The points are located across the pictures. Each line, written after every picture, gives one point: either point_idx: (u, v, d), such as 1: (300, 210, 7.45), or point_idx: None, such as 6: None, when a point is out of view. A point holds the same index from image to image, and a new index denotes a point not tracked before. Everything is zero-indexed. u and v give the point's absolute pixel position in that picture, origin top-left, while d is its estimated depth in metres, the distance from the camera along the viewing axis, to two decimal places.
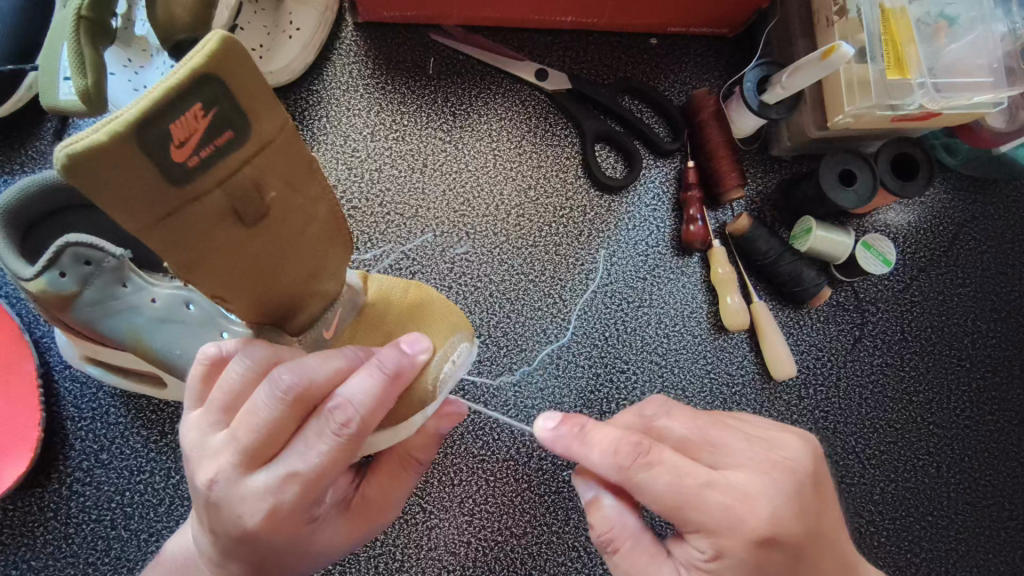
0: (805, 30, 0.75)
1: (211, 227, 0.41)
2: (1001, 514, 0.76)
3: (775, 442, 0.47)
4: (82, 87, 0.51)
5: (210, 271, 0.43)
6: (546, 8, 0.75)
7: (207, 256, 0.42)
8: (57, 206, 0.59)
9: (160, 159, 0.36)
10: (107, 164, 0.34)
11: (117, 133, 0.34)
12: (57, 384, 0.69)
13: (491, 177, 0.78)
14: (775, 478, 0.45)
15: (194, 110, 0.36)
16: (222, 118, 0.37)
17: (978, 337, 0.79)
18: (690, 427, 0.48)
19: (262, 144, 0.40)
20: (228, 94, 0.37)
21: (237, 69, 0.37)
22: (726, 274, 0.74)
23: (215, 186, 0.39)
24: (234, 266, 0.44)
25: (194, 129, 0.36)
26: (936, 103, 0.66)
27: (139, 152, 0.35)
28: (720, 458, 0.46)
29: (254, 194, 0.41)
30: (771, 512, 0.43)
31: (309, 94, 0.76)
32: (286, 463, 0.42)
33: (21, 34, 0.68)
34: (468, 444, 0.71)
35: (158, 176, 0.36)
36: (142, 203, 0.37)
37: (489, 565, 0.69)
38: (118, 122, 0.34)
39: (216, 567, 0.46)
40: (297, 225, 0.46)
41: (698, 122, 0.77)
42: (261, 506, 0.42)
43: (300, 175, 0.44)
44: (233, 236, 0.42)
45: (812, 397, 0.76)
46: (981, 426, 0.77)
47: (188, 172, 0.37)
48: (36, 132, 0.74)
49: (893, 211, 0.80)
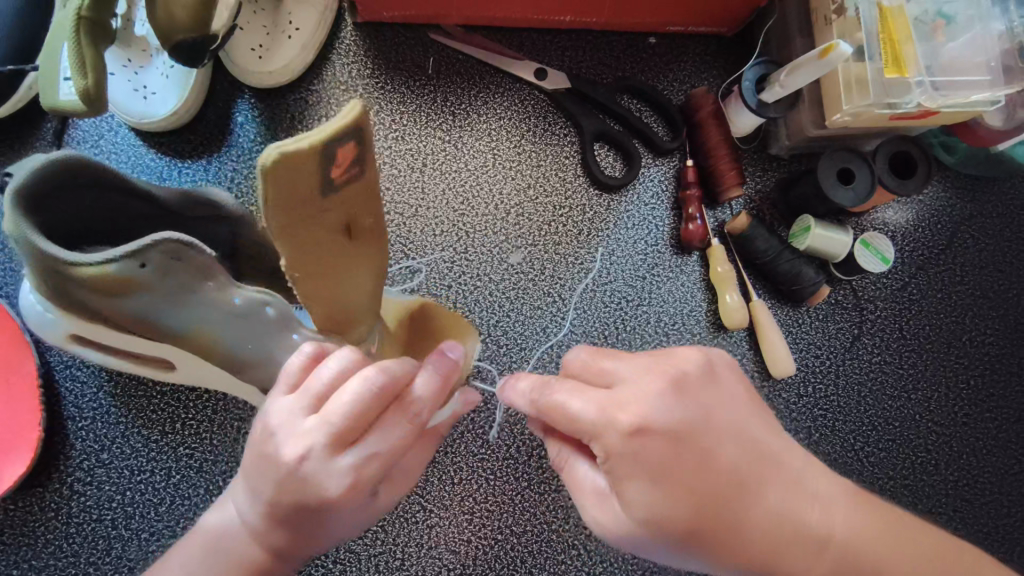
0: (803, 29, 0.75)
1: (322, 232, 0.45)
2: (999, 511, 0.76)
3: (664, 354, 0.46)
4: (83, 87, 0.52)
5: (306, 266, 0.47)
6: (545, 8, 0.76)
7: (310, 254, 0.46)
8: (59, 187, 0.54)
9: (321, 176, 0.40)
10: (291, 168, 0.38)
11: (310, 147, 0.37)
12: (57, 384, 0.69)
13: (491, 176, 0.78)
14: (653, 381, 0.44)
15: (354, 143, 0.39)
16: (367, 152, 0.41)
17: (976, 335, 0.79)
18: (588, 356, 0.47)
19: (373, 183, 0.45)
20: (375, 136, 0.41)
21: None
22: (725, 271, 0.75)
23: (339, 203, 0.44)
24: (326, 266, 0.48)
25: (349, 157, 0.40)
26: (934, 100, 0.67)
27: (311, 167, 0.38)
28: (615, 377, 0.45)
29: (360, 211, 0.46)
30: (640, 405, 0.43)
31: (309, 94, 0.77)
32: (371, 444, 0.44)
33: (22, 34, 0.68)
34: (469, 443, 0.71)
35: (312, 187, 0.40)
36: (294, 202, 0.41)
37: (489, 564, 0.70)
38: (314, 139, 0.37)
39: (264, 530, 0.48)
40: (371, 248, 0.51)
41: (698, 121, 0.77)
42: (347, 483, 0.43)
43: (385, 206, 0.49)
44: (334, 244, 0.47)
45: (811, 394, 0.77)
46: (979, 424, 0.78)
47: (333, 187, 0.42)
48: (36, 132, 0.73)
49: (892, 209, 0.81)
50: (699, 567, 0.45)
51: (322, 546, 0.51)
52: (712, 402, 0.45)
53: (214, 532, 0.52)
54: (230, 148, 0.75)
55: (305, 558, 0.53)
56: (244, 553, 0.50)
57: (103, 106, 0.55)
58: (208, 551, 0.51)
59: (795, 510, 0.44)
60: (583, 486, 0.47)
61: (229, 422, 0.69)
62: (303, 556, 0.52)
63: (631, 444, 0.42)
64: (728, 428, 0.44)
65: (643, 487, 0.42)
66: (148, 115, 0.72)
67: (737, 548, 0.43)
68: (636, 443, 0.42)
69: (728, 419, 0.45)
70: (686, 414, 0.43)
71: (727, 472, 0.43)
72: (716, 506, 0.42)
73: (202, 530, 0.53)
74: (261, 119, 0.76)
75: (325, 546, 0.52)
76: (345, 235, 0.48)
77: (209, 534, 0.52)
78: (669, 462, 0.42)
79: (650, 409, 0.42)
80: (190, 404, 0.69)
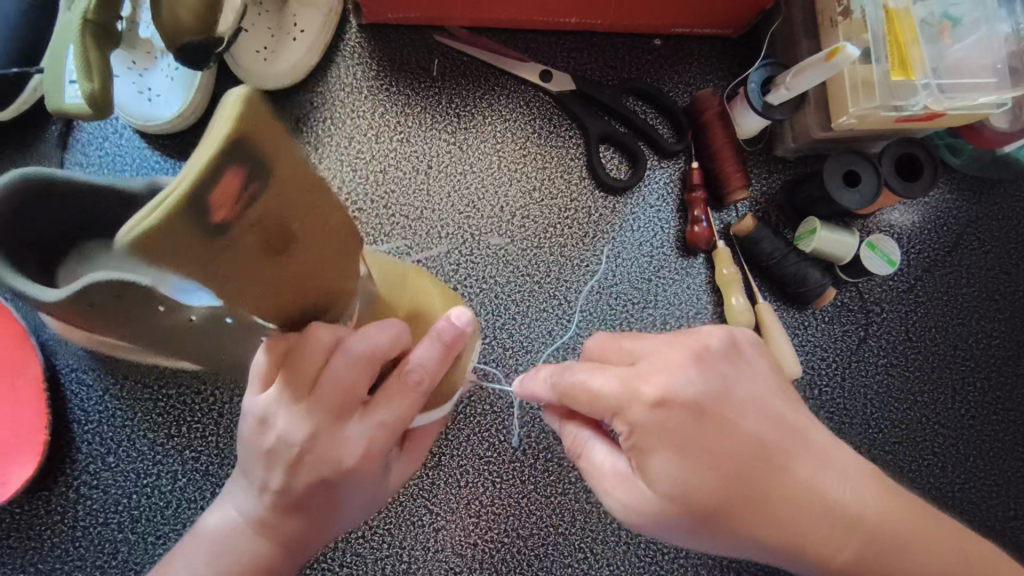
0: (809, 31, 0.75)
1: (251, 255, 0.37)
2: (1005, 513, 0.76)
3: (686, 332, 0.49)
4: (89, 91, 0.52)
5: (252, 291, 0.39)
6: (550, 10, 0.75)
7: (233, 280, 0.37)
8: (27, 196, 0.53)
9: (204, 224, 0.32)
10: (164, 240, 0.31)
11: (170, 211, 0.30)
12: (63, 387, 0.69)
13: (496, 178, 0.78)
14: (673, 354, 0.47)
15: (240, 172, 0.32)
16: (258, 173, 0.33)
17: (982, 338, 0.79)
18: (605, 338, 0.51)
19: (286, 175, 0.36)
20: (256, 152, 0.32)
21: (261, 126, 0.32)
22: (731, 273, 0.75)
23: (250, 227, 0.36)
24: (278, 281, 0.41)
25: (235, 191, 0.33)
26: (940, 103, 0.67)
27: (180, 238, 0.31)
28: (634, 354, 0.48)
29: (278, 221, 0.37)
30: (662, 377, 0.45)
31: (313, 96, 0.76)
32: (375, 415, 0.49)
33: (27, 37, 0.68)
34: (475, 445, 0.71)
35: (204, 239, 0.33)
36: (181, 260, 0.33)
37: (496, 566, 0.70)
38: (173, 195, 0.30)
39: (280, 517, 0.52)
40: (325, 236, 0.42)
41: (703, 123, 0.77)
42: (358, 451, 0.49)
43: (306, 189, 0.38)
44: (282, 259, 0.40)
45: (817, 397, 0.76)
46: (986, 426, 0.77)
47: (229, 224, 0.34)
48: (41, 135, 0.73)
49: (898, 211, 0.80)
50: (714, 547, 0.47)
51: (333, 530, 0.55)
52: (737, 378, 0.47)
53: (219, 531, 0.53)
54: None
55: (316, 546, 0.56)
56: (250, 549, 0.52)
57: (110, 109, 0.55)
58: (216, 551, 0.53)
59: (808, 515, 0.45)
60: (601, 469, 0.48)
61: (235, 425, 0.69)
62: (315, 544, 0.55)
63: (653, 416, 0.45)
64: (752, 401, 0.47)
65: (666, 460, 0.44)
66: (153, 117, 0.72)
67: (762, 513, 0.44)
68: (659, 415, 0.45)
69: (747, 392, 0.47)
70: (711, 386, 0.46)
71: (750, 443, 0.45)
72: (748, 466, 0.44)
73: (206, 531, 0.54)
74: None
75: (336, 530, 0.55)
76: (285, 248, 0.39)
77: (212, 535, 0.53)
78: (689, 432, 0.44)
79: (677, 382, 0.45)
80: (196, 407, 0.69)
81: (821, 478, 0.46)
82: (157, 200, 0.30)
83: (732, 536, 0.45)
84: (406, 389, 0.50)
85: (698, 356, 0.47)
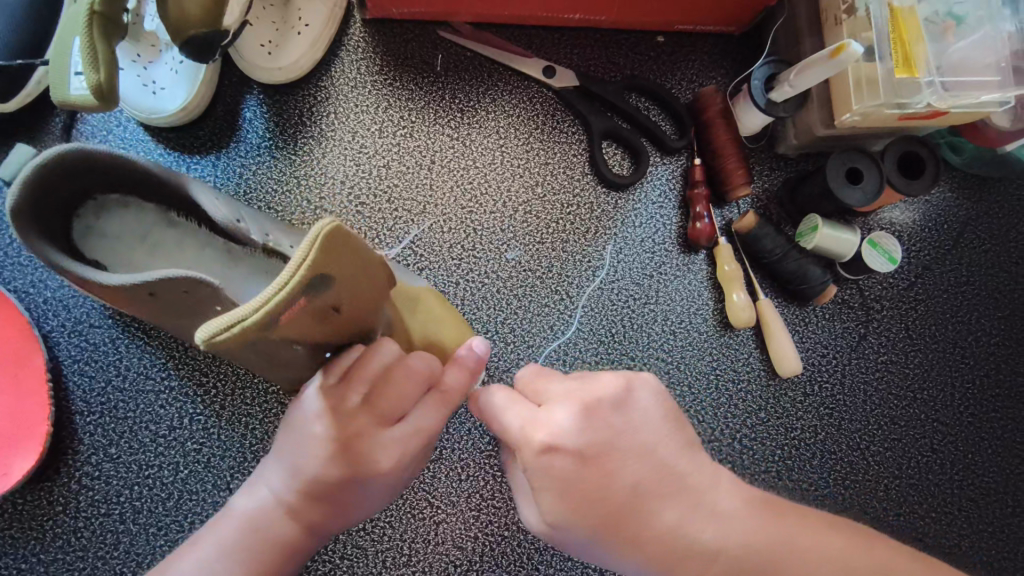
0: (813, 27, 0.75)
1: (305, 323, 0.45)
2: (1003, 510, 0.76)
3: (587, 380, 0.49)
4: (95, 82, 0.53)
5: (298, 342, 0.47)
6: (555, 7, 0.75)
7: (284, 341, 0.45)
8: (73, 172, 0.54)
9: (269, 329, 0.41)
10: (238, 342, 0.40)
11: (246, 328, 0.39)
12: (66, 378, 0.69)
13: (498, 173, 0.78)
14: (569, 402, 0.47)
15: (301, 293, 0.41)
16: (317, 283, 0.42)
17: (981, 335, 0.79)
18: (531, 374, 0.52)
19: (340, 271, 0.44)
20: (317, 274, 0.41)
21: (327, 249, 0.41)
22: (732, 270, 0.75)
23: (307, 312, 0.43)
24: (320, 333, 0.48)
25: (295, 304, 0.41)
26: (944, 100, 0.67)
27: (256, 335, 0.40)
28: (543, 398, 0.49)
29: (327, 299, 0.45)
30: (550, 425, 0.46)
31: (317, 90, 0.77)
32: (413, 422, 0.53)
33: (32, 28, 0.68)
34: (476, 440, 0.72)
35: (266, 336, 0.41)
36: (247, 343, 0.41)
37: (496, 560, 0.70)
38: (247, 321, 0.39)
39: (304, 507, 0.52)
40: (362, 295, 0.49)
41: (705, 120, 0.77)
42: (394, 454, 0.52)
43: (354, 270, 0.46)
44: (327, 321, 0.47)
45: (817, 393, 0.77)
46: (984, 423, 0.78)
47: (288, 321, 0.42)
48: (45, 126, 0.73)
49: (899, 209, 0.80)
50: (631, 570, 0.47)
51: (343, 523, 0.55)
52: (627, 428, 0.47)
53: (245, 513, 0.53)
54: (237, 145, 0.75)
55: (323, 539, 0.56)
56: (275, 533, 0.52)
57: (116, 101, 0.55)
58: (241, 531, 0.52)
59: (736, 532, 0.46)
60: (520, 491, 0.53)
61: (237, 417, 0.69)
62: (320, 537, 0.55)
63: (540, 460, 0.46)
64: (634, 450, 0.46)
65: (549, 498, 0.46)
66: (157, 110, 0.72)
67: (635, 548, 0.45)
68: (545, 459, 0.46)
69: (645, 438, 0.47)
70: (590, 437, 0.46)
71: (629, 485, 0.46)
72: (617, 510, 0.45)
73: (233, 514, 0.54)
74: (269, 115, 0.76)
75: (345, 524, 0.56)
76: (332, 310, 0.46)
77: (241, 517, 0.53)
78: (572, 480, 0.45)
79: (559, 431, 0.46)
80: (199, 400, 0.69)
81: (684, 520, 0.45)
82: (232, 319, 0.39)
83: (620, 558, 0.46)
84: (445, 402, 0.54)
85: (587, 408, 0.47)
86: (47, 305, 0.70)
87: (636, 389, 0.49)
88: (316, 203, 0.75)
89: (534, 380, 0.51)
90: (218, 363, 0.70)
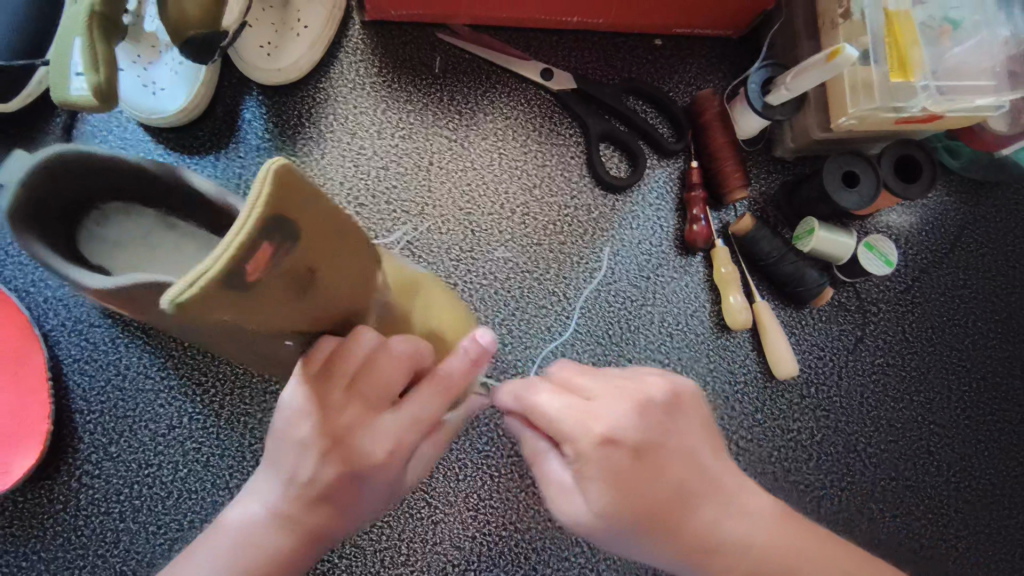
0: (810, 31, 0.75)
1: (275, 285, 0.42)
2: (1001, 513, 0.76)
3: (635, 378, 0.49)
4: (95, 82, 0.53)
5: (273, 312, 0.44)
6: (553, 9, 0.76)
7: (258, 308, 0.42)
8: (71, 174, 0.54)
9: (237, 287, 0.38)
10: (204, 305, 0.37)
11: (210, 285, 0.36)
12: (66, 377, 0.69)
13: (497, 174, 0.78)
14: (625, 396, 0.47)
15: (265, 243, 0.38)
16: (280, 235, 0.39)
17: (978, 338, 0.80)
18: (571, 366, 0.51)
19: (303, 223, 0.41)
20: (279, 223, 0.38)
21: (285, 196, 0.38)
22: (729, 272, 0.75)
23: (274, 272, 0.41)
24: (295, 301, 0.45)
25: (261, 258, 0.38)
26: (938, 105, 0.67)
27: (223, 295, 0.37)
28: (591, 389, 0.48)
29: (296, 258, 0.42)
30: (610, 417, 0.46)
31: (316, 92, 0.77)
32: (406, 412, 0.52)
33: (34, 30, 0.69)
34: (473, 440, 0.72)
35: (234, 296, 0.38)
36: (216, 307, 0.38)
37: (493, 560, 0.70)
38: (209, 277, 0.36)
39: (304, 511, 0.51)
40: (333, 255, 0.46)
41: (702, 123, 0.77)
42: (389, 446, 0.51)
43: (320, 223, 0.43)
44: (301, 285, 0.44)
45: (814, 396, 0.77)
46: (982, 426, 0.78)
47: (258, 280, 0.39)
48: (47, 127, 0.74)
49: (897, 212, 0.81)
50: (656, 561, 0.48)
51: (342, 527, 0.54)
52: (677, 427, 0.47)
53: (241, 522, 0.52)
54: (237, 146, 0.75)
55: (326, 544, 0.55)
56: (275, 539, 0.51)
57: (115, 101, 0.56)
58: (239, 540, 0.51)
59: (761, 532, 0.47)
60: (550, 481, 0.48)
61: (236, 416, 0.70)
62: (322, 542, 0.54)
63: (598, 452, 0.45)
64: (684, 449, 0.47)
65: (600, 490, 0.45)
66: (157, 111, 0.72)
67: (672, 541, 0.46)
68: (603, 451, 0.45)
69: (692, 438, 0.48)
70: (646, 431, 0.46)
71: (677, 483, 0.46)
72: (663, 507, 0.46)
73: (228, 525, 0.53)
74: (269, 116, 0.76)
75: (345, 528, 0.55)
76: (304, 271, 0.43)
77: (237, 526, 0.52)
78: (628, 475, 0.45)
79: (618, 424, 0.45)
80: (198, 400, 0.70)
81: (720, 519, 0.47)
82: (194, 279, 0.36)
83: (654, 552, 0.47)
84: (439, 392, 0.54)
85: (641, 403, 0.47)
86: (47, 303, 0.70)
87: (684, 390, 0.49)
88: None
89: (575, 372, 0.50)
90: (217, 363, 0.70)
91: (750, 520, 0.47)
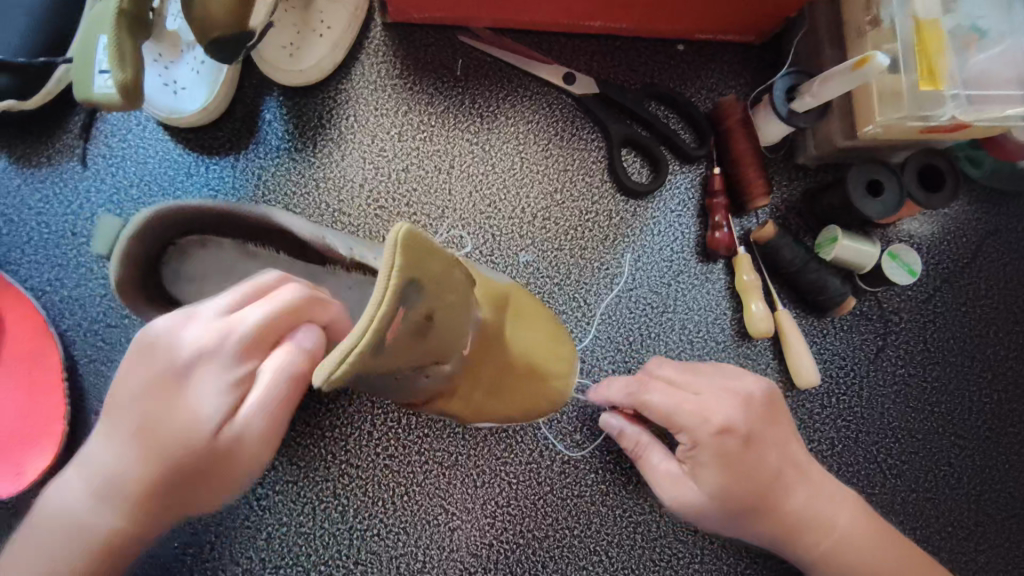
0: (835, 39, 0.75)
1: (408, 340, 0.47)
2: (1019, 526, 0.76)
3: (739, 377, 0.63)
4: (121, 79, 0.52)
5: (408, 358, 0.48)
6: (577, 12, 0.75)
7: (395, 360, 0.47)
8: (166, 228, 0.56)
9: (383, 351, 0.44)
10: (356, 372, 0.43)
11: (357, 359, 0.42)
12: (81, 378, 0.68)
13: (518, 179, 0.78)
14: (731, 397, 0.61)
15: (400, 307, 0.43)
16: (404, 298, 0.44)
17: (998, 349, 0.79)
18: (676, 369, 0.64)
19: (428, 274, 0.46)
20: (409, 282, 0.44)
21: (411, 255, 0.44)
22: (751, 280, 0.74)
23: (406, 325, 0.45)
24: (418, 350, 0.49)
25: (396, 319, 0.44)
26: (967, 115, 0.67)
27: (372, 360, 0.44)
28: (698, 387, 0.62)
29: (418, 313, 0.46)
30: (723, 411, 0.59)
31: (337, 93, 0.76)
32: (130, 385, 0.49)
33: (54, 26, 0.68)
34: (492, 447, 0.71)
35: (374, 357, 0.44)
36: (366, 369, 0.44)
37: (510, 568, 0.69)
38: (355, 354, 0.42)
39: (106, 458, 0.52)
40: (447, 300, 0.49)
41: (726, 129, 0.77)
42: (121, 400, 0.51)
43: (436, 273, 0.47)
44: (426, 335, 0.48)
45: (834, 405, 0.76)
46: (1002, 438, 0.78)
47: (391, 340, 0.44)
48: (64, 124, 0.73)
49: (918, 220, 0.80)
50: (745, 539, 0.61)
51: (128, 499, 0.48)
52: (772, 425, 0.61)
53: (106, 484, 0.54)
54: (257, 146, 0.75)
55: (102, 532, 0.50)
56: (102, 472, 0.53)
57: (141, 100, 0.55)
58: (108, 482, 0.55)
59: (836, 528, 0.61)
60: (657, 471, 0.62)
61: None
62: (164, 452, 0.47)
63: (714, 439, 0.58)
64: (778, 441, 0.61)
65: (715, 473, 0.58)
66: (178, 111, 0.71)
67: (764, 520, 0.59)
68: (718, 439, 0.58)
69: (786, 437, 0.62)
70: (752, 424, 0.60)
71: (773, 471, 0.59)
72: (764, 492, 0.59)
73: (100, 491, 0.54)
74: (289, 117, 0.76)
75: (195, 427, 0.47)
76: (424, 320, 0.47)
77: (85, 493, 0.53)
78: (738, 459, 0.58)
79: (732, 418, 0.59)
80: None
81: (809, 508, 0.60)
82: (343, 353, 0.42)
83: (750, 529, 0.60)
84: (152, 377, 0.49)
85: (744, 400, 0.61)
86: (63, 303, 0.70)
87: (774, 390, 0.64)
88: (335, 205, 0.75)
89: (677, 373, 0.63)
90: None
91: (836, 512, 0.61)
